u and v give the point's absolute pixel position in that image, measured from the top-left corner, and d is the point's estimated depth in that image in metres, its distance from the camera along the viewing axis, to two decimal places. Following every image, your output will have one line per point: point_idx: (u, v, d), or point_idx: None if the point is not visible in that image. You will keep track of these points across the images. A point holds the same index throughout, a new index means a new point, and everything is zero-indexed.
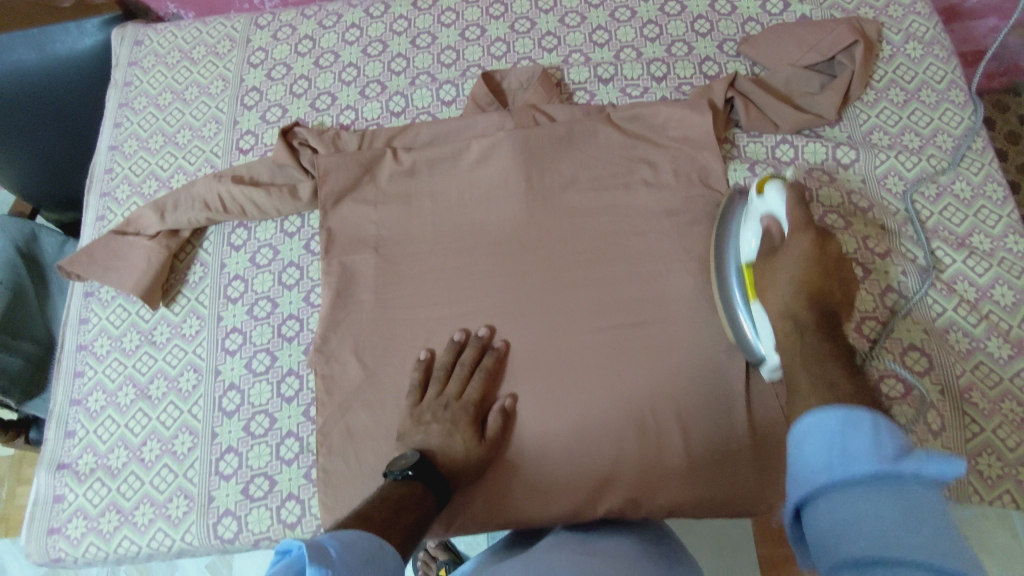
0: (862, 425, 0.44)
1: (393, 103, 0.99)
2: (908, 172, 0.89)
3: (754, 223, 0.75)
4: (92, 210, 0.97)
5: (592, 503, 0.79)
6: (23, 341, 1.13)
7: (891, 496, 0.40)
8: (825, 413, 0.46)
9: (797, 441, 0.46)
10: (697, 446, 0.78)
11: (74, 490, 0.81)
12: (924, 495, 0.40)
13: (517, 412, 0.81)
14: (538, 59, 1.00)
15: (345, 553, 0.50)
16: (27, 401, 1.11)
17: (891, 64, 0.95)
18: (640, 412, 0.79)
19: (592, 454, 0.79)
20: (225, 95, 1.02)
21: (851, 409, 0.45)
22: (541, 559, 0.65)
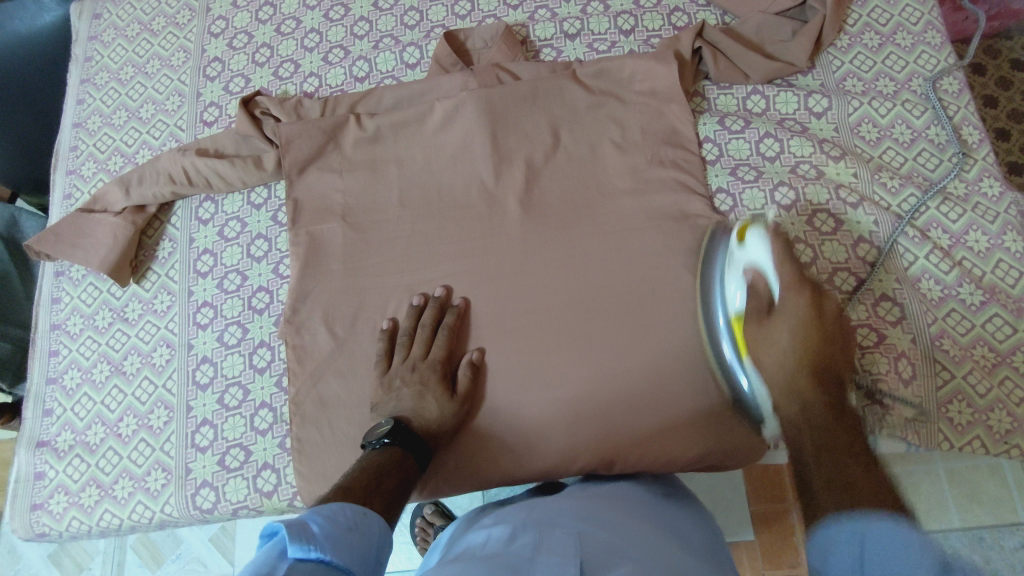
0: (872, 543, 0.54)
1: (356, 69, 0.97)
2: (882, 119, 0.87)
3: (736, 275, 0.77)
4: (58, 189, 0.96)
5: (566, 461, 0.79)
6: (10, 326, 1.14)
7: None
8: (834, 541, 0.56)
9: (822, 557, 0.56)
10: (668, 405, 0.78)
11: (54, 467, 0.82)
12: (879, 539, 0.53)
13: (488, 375, 0.81)
14: (503, 17, 0.97)
15: (327, 525, 0.50)
16: (18, 383, 1.13)
17: (866, 7, 0.92)
18: (609, 369, 0.80)
19: (564, 413, 0.79)
20: (187, 66, 1.00)
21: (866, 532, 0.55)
22: (541, 507, 0.65)
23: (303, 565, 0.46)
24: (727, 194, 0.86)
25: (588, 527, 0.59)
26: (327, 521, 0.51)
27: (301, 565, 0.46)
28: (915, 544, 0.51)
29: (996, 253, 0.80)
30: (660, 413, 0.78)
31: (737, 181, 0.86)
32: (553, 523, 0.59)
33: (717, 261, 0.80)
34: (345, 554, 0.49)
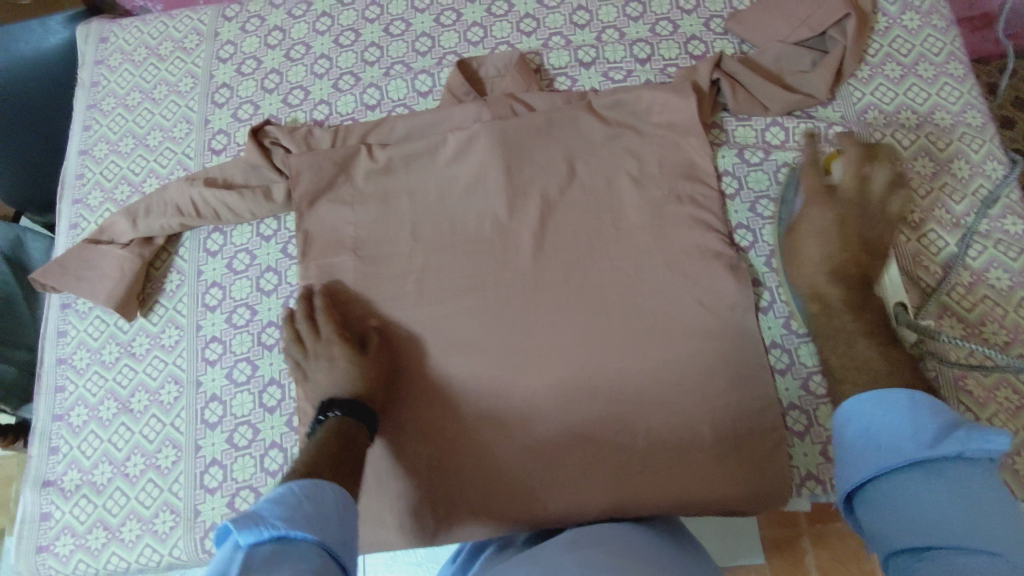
0: (899, 405, 0.54)
1: (367, 96, 0.95)
2: (905, 151, 0.85)
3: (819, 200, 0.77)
4: (64, 218, 0.95)
5: (571, 492, 0.77)
6: (17, 349, 1.14)
7: (927, 470, 0.50)
8: (861, 400, 0.57)
9: (843, 418, 0.57)
10: (684, 441, 0.77)
11: (60, 507, 0.80)
12: (954, 470, 0.49)
13: (494, 414, 0.80)
14: (517, 44, 0.95)
15: (276, 506, 0.50)
16: (23, 406, 1.13)
17: (887, 37, 0.90)
18: (623, 411, 0.78)
19: (567, 440, 0.78)
20: (195, 92, 0.99)
21: (890, 392, 0.55)
22: (545, 558, 0.61)
23: (262, 547, 0.47)
24: (746, 230, 0.85)
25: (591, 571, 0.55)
26: (277, 503, 0.50)
27: (258, 550, 0.46)
28: (922, 413, 0.53)
29: (1019, 291, 0.78)
30: (676, 451, 0.77)
31: (757, 217, 0.85)
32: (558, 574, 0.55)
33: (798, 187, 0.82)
34: (299, 525, 0.49)
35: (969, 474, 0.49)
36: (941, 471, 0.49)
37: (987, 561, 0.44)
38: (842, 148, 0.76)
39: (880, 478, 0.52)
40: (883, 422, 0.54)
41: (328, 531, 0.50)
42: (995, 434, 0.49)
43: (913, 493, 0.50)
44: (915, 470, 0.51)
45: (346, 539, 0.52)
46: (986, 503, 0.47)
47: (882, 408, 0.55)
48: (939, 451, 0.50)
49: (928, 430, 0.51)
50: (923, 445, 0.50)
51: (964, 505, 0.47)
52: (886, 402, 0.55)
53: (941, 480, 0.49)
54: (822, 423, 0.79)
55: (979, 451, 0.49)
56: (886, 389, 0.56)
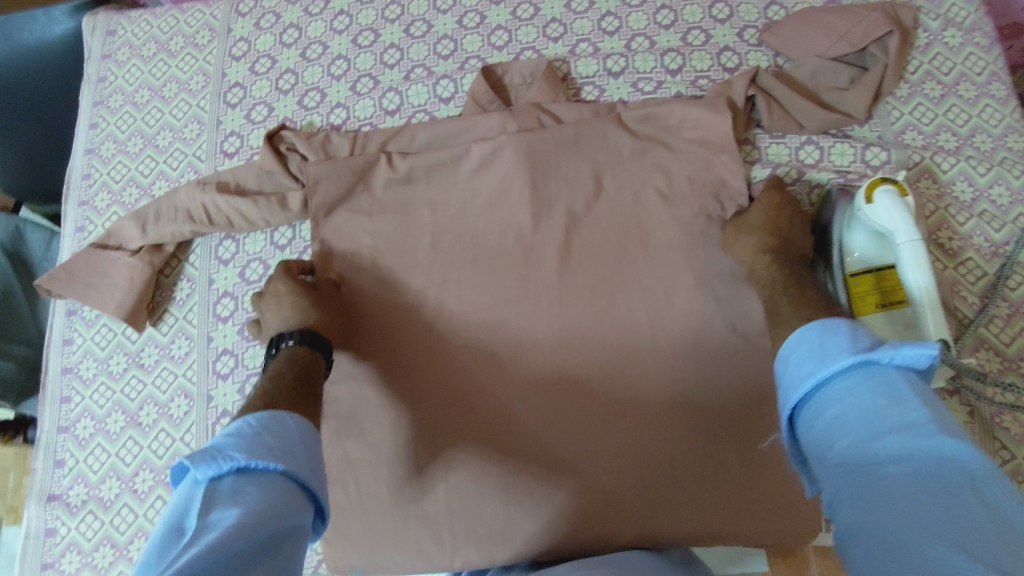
0: (836, 331, 0.55)
1: (387, 101, 0.92)
2: (944, 175, 0.82)
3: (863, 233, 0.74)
4: (70, 219, 0.92)
5: (581, 462, 0.76)
6: (17, 345, 1.11)
7: (868, 375, 0.50)
8: (806, 330, 0.58)
9: (788, 353, 0.58)
10: (704, 423, 0.76)
11: (66, 523, 0.78)
12: (896, 375, 0.50)
13: (514, 437, 0.77)
14: (543, 50, 0.92)
15: (231, 438, 0.52)
16: (22, 403, 1.10)
17: (927, 54, 0.87)
18: (650, 434, 0.76)
19: (586, 408, 0.77)
20: (207, 91, 0.95)
21: (831, 322, 0.56)
22: None
23: (220, 478, 0.49)
24: None
25: None
26: (233, 436, 0.53)
27: (219, 483, 0.49)
28: (847, 333, 0.54)
29: None
30: (694, 434, 0.76)
31: None
32: None
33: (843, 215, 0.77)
34: (262, 458, 0.52)
35: (909, 378, 0.50)
36: (883, 376, 0.50)
37: (911, 474, 0.44)
38: (889, 180, 0.72)
39: (819, 394, 0.53)
40: (822, 343, 0.55)
41: (295, 460, 0.53)
42: (910, 343, 0.50)
43: (852, 398, 0.50)
44: (855, 375, 0.51)
45: (314, 465, 0.56)
46: (914, 408, 0.47)
47: (816, 334, 0.56)
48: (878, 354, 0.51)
49: (861, 344, 0.52)
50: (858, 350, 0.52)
51: (900, 403, 0.47)
52: (821, 331, 0.56)
53: (875, 381, 0.50)
54: None
55: (910, 357, 0.50)
56: (827, 321, 0.57)
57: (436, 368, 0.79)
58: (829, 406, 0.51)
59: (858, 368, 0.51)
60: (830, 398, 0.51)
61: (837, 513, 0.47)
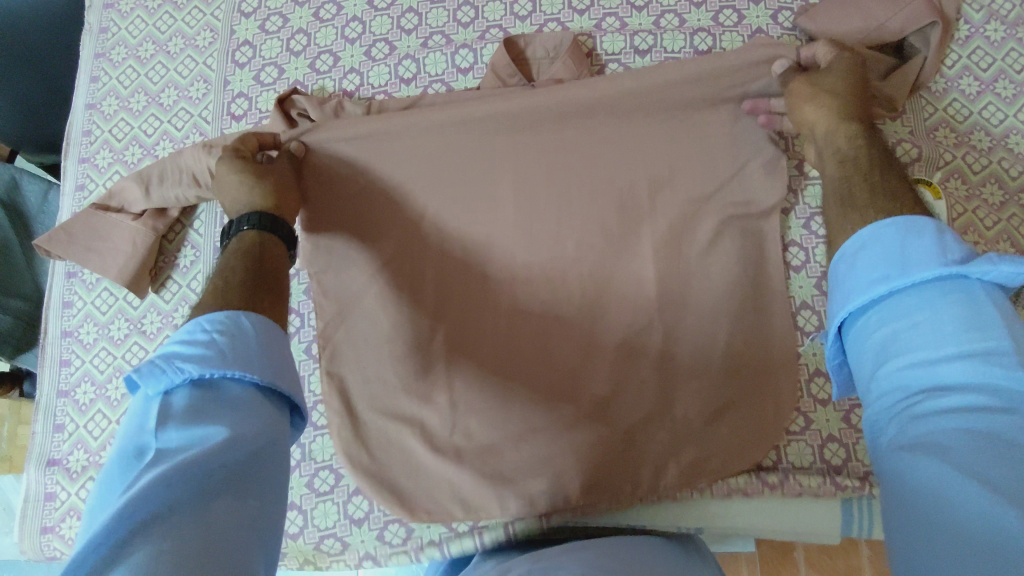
0: (924, 234, 0.51)
1: (403, 69, 0.88)
2: (974, 175, 0.80)
3: None
4: (71, 178, 0.89)
5: (593, 392, 0.75)
6: (11, 297, 1.09)
7: (949, 287, 0.47)
8: (887, 227, 0.53)
9: (859, 252, 0.54)
10: (719, 369, 0.74)
11: (66, 489, 0.77)
12: (981, 291, 0.47)
13: (527, 386, 0.76)
14: (568, 22, 0.88)
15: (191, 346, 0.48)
16: (18, 356, 1.09)
17: (967, 47, 0.83)
18: (667, 383, 0.75)
19: (603, 343, 0.77)
20: (215, 48, 0.91)
21: (918, 220, 0.52)
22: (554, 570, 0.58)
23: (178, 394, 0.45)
24: (799, 248, 0.80)
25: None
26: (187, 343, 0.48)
27: (172, 399, 0.45)
28: (938, 238, 0.50)
29: None
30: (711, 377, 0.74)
31: (810, 234, 0.80)
32: None
33: None
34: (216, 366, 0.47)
35: (993, 297, 0.47)
36: (968, 291, 0.47)
37: (973, 399, 0.42)
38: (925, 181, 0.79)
39: (884, 302, 0.50)
40: (904, 245, 0.51)
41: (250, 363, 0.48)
42: (1009, 261, 0.46)
43: (921, 311, 0.47)
44: (931, 287, 0.48)
45: (279, 364, 0.50)
46: (991, 330, 0.44)
47: (896, 233, 0.52)
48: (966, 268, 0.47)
49: (950, 255, 0.48)
50: (944, 260, 0.48)
51: (978, 324, 0.45)
52: (903, 227, 0.52)
53: (958, 296, 0.47)
54: (861, 458, 0.73)
55: (1001, 273, 0.47)
56: (911, 218, 0.52)
57: (462, 294, 0.79)
58: (896, 316, 0.49)
59: (940, 279, 0.48)
60: (902, 306, 0.49)
61: (880, 420, 0.47)
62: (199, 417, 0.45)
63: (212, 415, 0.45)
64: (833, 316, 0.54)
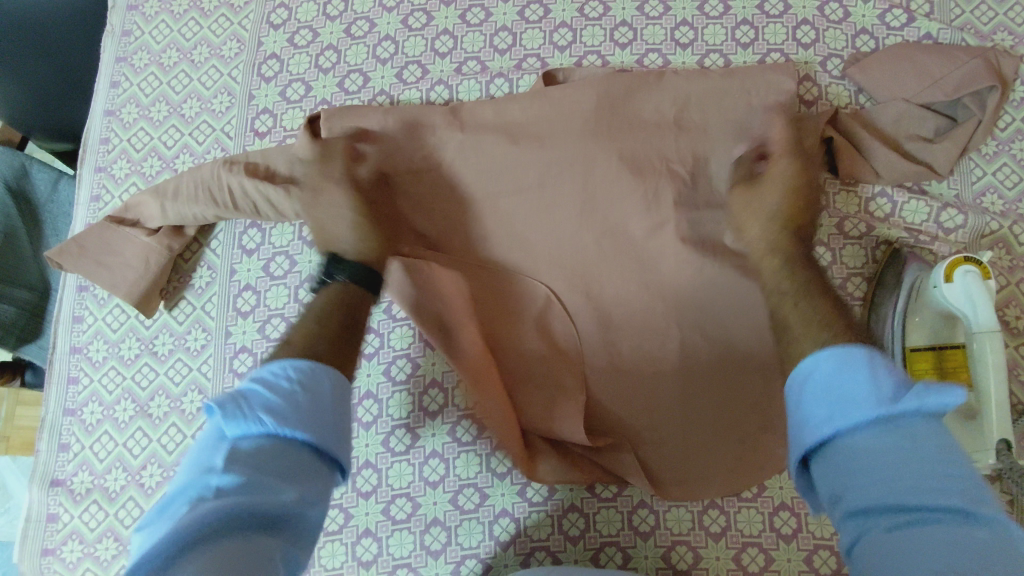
0: (857, 364, 0.47)
1: (435, 94, 0.85)
2: (1019, 247, 0.77)
3: (932, 313, 0.71)
4: (86, 186, 0.87)
5: (611, 399, 0.76)
6: (16, 288, 1.05)
7: (891, 425, 0.44)
8: (819, 356, 0.49)
9: (800, 383, 0.50)
10: (732, 381, 0.73)
11: (69, 511, 0.76)
12: (920, 427, 0.44)
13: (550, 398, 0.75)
14: (608, 56, 0.85)
15: (268, 393, 0.51)
16: (22, 349, 1.06)
17: (1022, 109, 0.80)
18: (686, 388, 0.74)
19: (628, 342, 0.76)
20: (240, 60, 0.88)
21: (847, 349, 0.48)
22: None
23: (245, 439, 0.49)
24: None
25: None
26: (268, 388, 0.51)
27: (242, 442, 0.49)
28: (871, 366, 0.46)
29: None
30: (725, 381, 0.73)
31: (846, 296, 0.77)
32: None
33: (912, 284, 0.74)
34: (285, 418, 0.50)
35: (934, 428, 0.44)
36: (909, 429, 0.43)
37: (943, 538, 0.39)
38: (971, 259, 0.68)
39: (835, 437, 0.46)
40: (841, 375, 0.47)
41: (320, 427, 0.51)
42: (939, 392, 0.43)
43: (875, 451, 0.44)
44: (877, 426, 0.44)
45: (341, 431, 0.53)
46: (941, 463, 0.42)
47: (832, 364, 0.48)
48: (903, 403, 0.44)
49: (884, 388, 0.45)
50: (880, 395, 0.44)
51: (927, 461, 0.42)
52: (846, 356, 0.48)
53: (899, 432, 0.43)
54: None
55: (934, 404, 0.44)
56: (843, 347, 0.49)
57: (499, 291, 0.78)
58: (846, 450, 0.45)
59: (880, 415, 0.44)
60: (847, 441, 0.45)
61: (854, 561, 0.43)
62: (261, 465, 0.48)
63: (272, 470, 0.48)
64: (790, 449, 0.49)
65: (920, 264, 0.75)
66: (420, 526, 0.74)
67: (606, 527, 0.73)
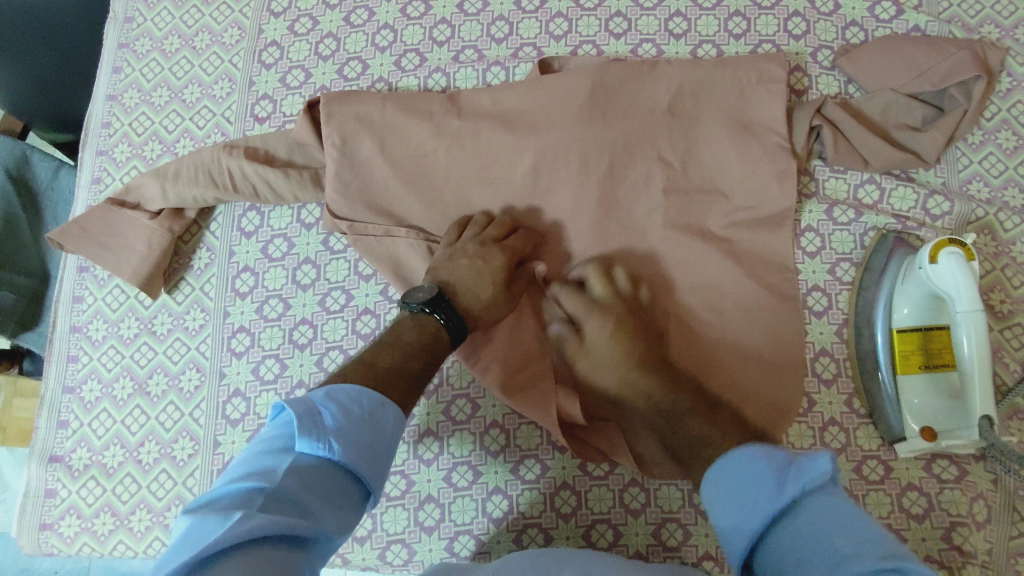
0: (743, 468, 0.53)
1: (433, 82, 0.87)
2: (1005, 233, 0.78)
3: (915, 292, 0.71)
4: (87, 170, 0.88)
5: None
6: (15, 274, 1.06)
7: (790, 515, 0.48)
8: (715, 468, 0.56)
9: (710, 501, 0.55)
10: (723, 362, 0.74)
11: (66, 487, 0.77)
12: (813, 502, 0.48)
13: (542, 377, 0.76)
14: (603, 46, 0.87)
15: (341, 419, 0.52)
16: (21, 335, 1.06)
17: (1008, 100, 0.82)
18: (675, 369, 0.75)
19: None
20: (241, 47, 0.89)
21: (732, 453, 0.55)
22: (555, 554, 0.63)
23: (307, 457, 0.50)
24: (823, 293, 0.78)
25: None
26: (341, 414, 0.53)
27: (303, 458, 0.50)
28: (752, 464, 0.53)
29: None
30: (714, 361, 0.74)
31: (835, 280, 0.78)
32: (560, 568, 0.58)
33: (898, 268, 0.75)
34: (346, 451, 0.51)
35: (825, 498, 0.48)
36: (803, 510, 0.48)
37: None
38: (956, 242, 0.68)
39: (759, 542, 0.50)
40: (735, 484, 0.53)
41: (375, 467, 0.52)
42: (812, 466, 0.49)
43: (790, 540, 0.47)
44: (782, 519, 0.49)
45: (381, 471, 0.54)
46: (841, 526, 0.46)
47: (727, 472, 0.54)
48: (788, 485, 0.49)
49: (771, 477, 0.50)
50: (771, 487, 0.50)
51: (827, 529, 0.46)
52: (731, 461, 0.55)
53: (799, 517, 0.48)
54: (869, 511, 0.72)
55: (813, 476, 0.49)
56: (727, 455, 0.56)
57: None
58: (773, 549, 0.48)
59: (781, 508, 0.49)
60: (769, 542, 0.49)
61: None
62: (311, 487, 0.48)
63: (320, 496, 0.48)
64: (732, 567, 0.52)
65: (907, 250, 0.76)
66: (413, 503, 0.75)
67: (598, 504, 0.74)
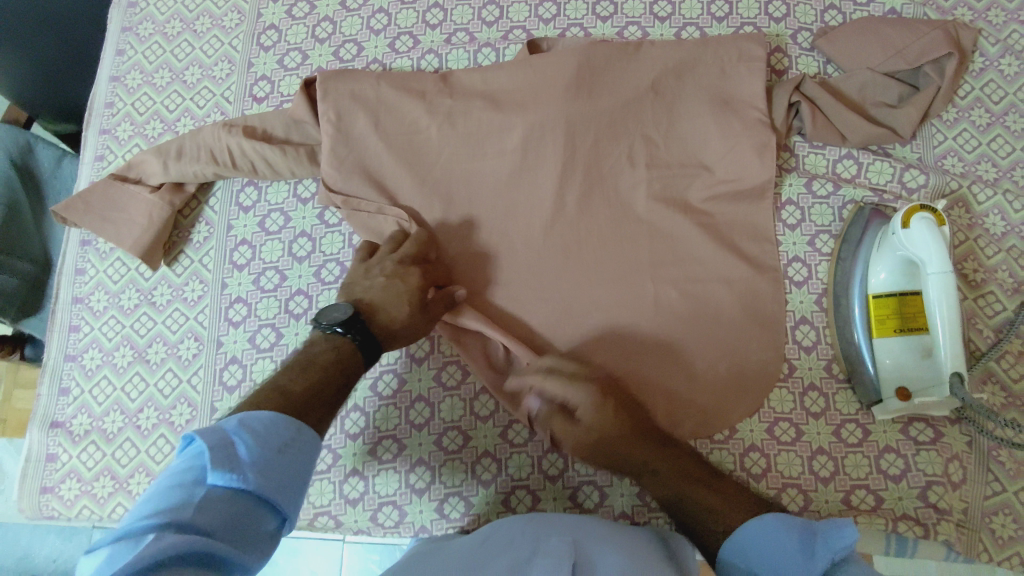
0: (774, 534, 0.57)
1: (425, 63, 0.90)
2: (978, 206, 0.81)
3: (889, 258, 0.74)
4: (90, 147, 0.91)
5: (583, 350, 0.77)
6: (18, 260, 1.07)
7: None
8: (740, 531, 0.59)
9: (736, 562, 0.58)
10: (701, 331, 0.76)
11: (67, 451, 0.79)
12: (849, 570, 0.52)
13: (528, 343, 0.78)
14: (590, 28, 0.90)
15: (255, 450, 0.49)
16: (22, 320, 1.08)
17: (980, 79, 0.85)
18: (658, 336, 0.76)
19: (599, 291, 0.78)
20: (240, 31, 0.92)
21: (758, 518, 0.59)
22: (546, 519, 0.63)
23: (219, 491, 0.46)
24: (802, 264, 0.81)
25: (584, 541, 0.58)
26: (254, 440, 0.49)
27: (215, 491, 0.45)
28: (782, 529, 0.57)
29: None
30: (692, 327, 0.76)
31: (814, 252, 0.81)
32: (550, 531, 0.59)
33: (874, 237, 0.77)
34: (261, 484, 0.47)
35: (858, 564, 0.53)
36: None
37: None
38: (927, 208, 0.72)
39: None
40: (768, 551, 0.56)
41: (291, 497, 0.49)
42: (843, 534, 0.54)
43: None
44: None
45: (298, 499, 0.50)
46: None
47: (754, 536, 0.58)
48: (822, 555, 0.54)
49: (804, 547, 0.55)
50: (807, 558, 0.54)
51: None
52: (761, 526, 0.58)
53: None
54: (848, 472, 0.74)
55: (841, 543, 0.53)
56: (754, 518, 0.60)
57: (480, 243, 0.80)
58: None
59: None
60: None
61: None
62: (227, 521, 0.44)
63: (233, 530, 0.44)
64: None
65: (882, 221, 0.78)
66: (405, 466, 0.77)
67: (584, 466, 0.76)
